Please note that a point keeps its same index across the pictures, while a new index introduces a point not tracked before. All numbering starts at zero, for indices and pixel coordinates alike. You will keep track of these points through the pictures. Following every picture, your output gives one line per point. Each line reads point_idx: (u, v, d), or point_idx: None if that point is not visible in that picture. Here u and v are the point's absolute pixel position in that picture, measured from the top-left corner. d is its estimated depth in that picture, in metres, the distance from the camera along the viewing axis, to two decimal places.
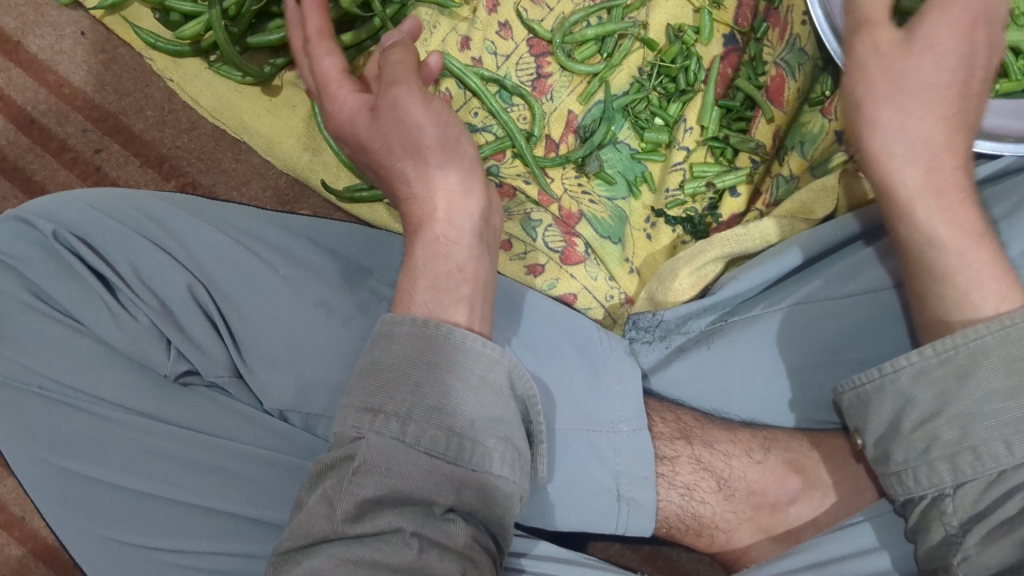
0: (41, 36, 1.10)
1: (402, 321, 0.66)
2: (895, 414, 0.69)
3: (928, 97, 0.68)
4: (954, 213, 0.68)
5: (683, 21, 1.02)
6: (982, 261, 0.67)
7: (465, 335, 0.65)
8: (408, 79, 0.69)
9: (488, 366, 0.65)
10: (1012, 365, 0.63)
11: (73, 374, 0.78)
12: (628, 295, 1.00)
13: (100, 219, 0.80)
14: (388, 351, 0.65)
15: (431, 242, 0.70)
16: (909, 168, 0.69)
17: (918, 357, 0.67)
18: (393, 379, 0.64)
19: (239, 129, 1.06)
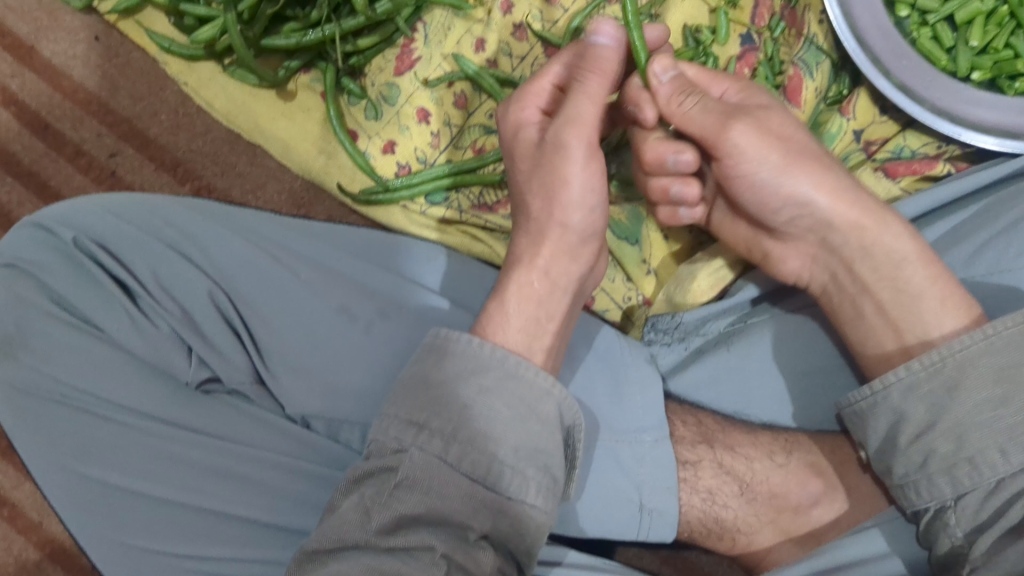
0: (56, 41, 1.10)
1: (459, 339, 0.68)
2: (891, 428, 0.70)
3: (808, 146, 0.77)
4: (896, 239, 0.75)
5: (699, 23, 1.00)
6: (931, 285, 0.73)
7: (515, 361, 0.67)
8: (582, 130, 0.72)
9: (537, 398, 0.67)
10: (1000, 373, 0.65)
11: (91, 380, 0.78)
12: (647, 297, 1.00)
13: (118, 225, 0.80)
14: (439, 368, 0.67)
15: (527, 286, 0.74)
16: (841, 208, 0.76)
17: (906, 372, 0.68)
18: (437, 396, 0.66)
19: (253, 131, 1.06)
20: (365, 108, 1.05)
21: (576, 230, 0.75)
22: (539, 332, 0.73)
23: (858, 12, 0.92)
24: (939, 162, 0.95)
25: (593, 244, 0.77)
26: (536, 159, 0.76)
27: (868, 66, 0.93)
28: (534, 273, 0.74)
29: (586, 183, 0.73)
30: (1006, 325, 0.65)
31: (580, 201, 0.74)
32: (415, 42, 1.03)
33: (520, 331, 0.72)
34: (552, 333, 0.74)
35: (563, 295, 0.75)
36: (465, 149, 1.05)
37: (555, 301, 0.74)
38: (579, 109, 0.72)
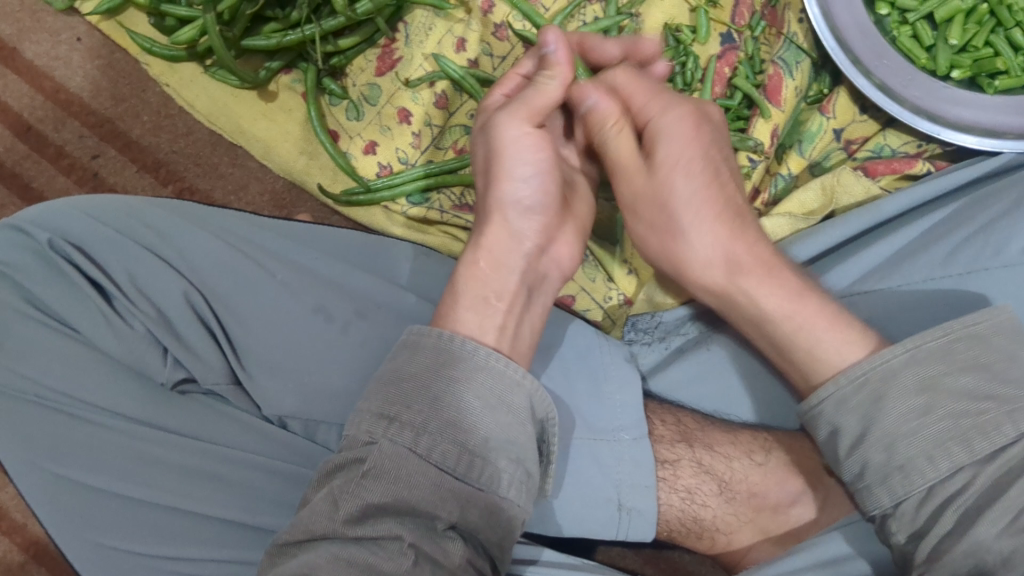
0: (37, 42, 1.10)
1: (431, 334, 0.69)
2: (829, 441, 0.69)
3: (705, 204, 0.74)
4: (780, 287, 0.73)
5: (679, 21, 1.00)
6: (824, 329, 0.71)
7: (487, 353, 0.68)
8: (526, 110, 0.75)
9: (509, 388, 0.68)
10: (922, 383, 0.65)
11: (66, 382, 0.77)
12: (628, 296, 0.99)
13: (95, 225, 0.80)
14: (412, 361, 0.68)
15: (473, 267, 0.74)
16: (724, 267, 0.74)
17: (836, 387, 0.68)
18: (411, 389, 0.66)
19: (236, 133, 1.06)
20: (347, 109, 1.04)
21: (513, 205, 0.76)
22: (484, 308, 0.72)
23: (838, 12, 0.93)
24: (919, 161, 0.94)
25: (541, 221, 0.76)
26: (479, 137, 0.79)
27: (849, 66, 0.93)
28: (478, 254, 0.74)
29: (524, 158, 0.76)
30: (929, 337, 0.66)
31: (507, 172, 0.76)
32: (396, 42, 1.03)
33: (469, 309, 0.71)
34: (505, 311, 0.72)
35: (509, 273, 0.74)
36: (446, 149, 1.04)
37: (501, 277, 0.74)
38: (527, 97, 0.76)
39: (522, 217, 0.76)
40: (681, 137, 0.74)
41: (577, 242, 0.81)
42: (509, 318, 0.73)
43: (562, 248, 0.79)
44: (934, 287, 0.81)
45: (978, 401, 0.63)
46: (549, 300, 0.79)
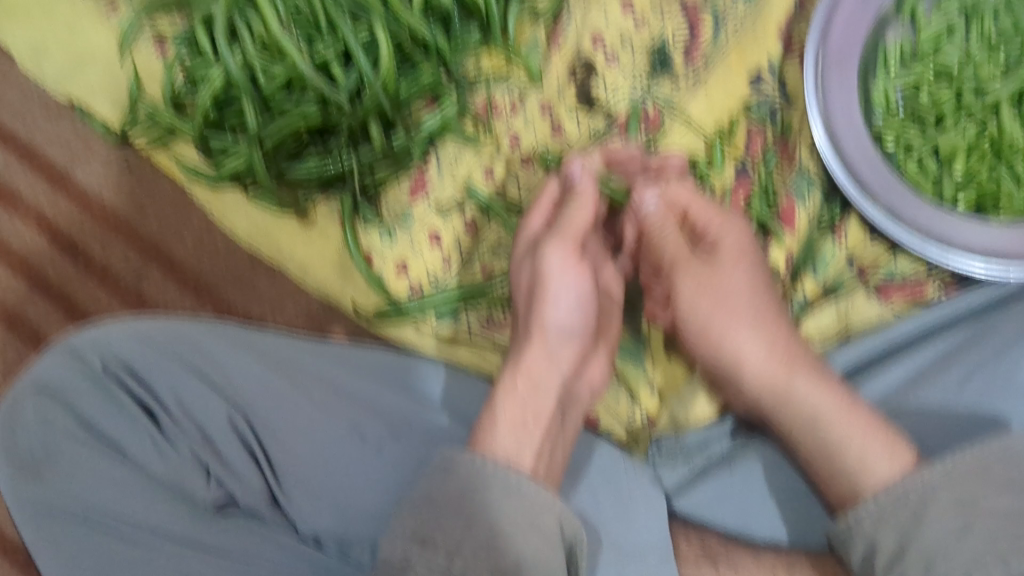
0: (88, 168, 1.16)
1: (462, 458, 0.73)
2: (866, 556, 0.74)
3: (749, 308, 0.89)
4: (822, 392, 0.84)
5: (696, 153, 1.06)
6: (865, 438, 0.80)
7: (515, 477, 0.72)
8: (567, 240, 0.85)
9: (539, 511, 0.72)
10: (958, 502, 0.71)
11: (113, 501, 0.79)
12: (651, 416, 1.01)
13: (146, 351, 0.85)
14: (447, 484, 0.72)
15: (513, 390, 0.81)
16: (769, 370, 0.86)
17: (874, 505, 0.74)
18: (445, 514, 0.71)
19: (275, 255, 1.11)
20: (379, 232, 1.09)
21: (554, 331, 0.84)
22: (524, 431, 0.78)
23: (847, 148, 0.98)
24: (929, 281, 1.01)
25: (574, 349, 0.85)
26: (522, 265, 0.88)
27: (860, 197, 0.98)
28: (517, 377, 0.81)
29: (566, 285, 0.84)
30: (963, 457, 0.72)
31: (551, 299, 0.84)
32: (428, 171, 1.09)
33: (508, 435, 0.77)
34: (540, 438, 0.79)
35: (544, 397, 0.81)
36: (475, 270, 1.08)
37: (540, 396, 0.81)
38: (569, 227, 0.86)
39: (559, 343, 0.84)
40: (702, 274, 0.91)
41: (604, 367, 0.90)
42: (543, 447, 0.79)
43: (591, 372, 0.89)
44: (951, 410, 0.83)
45: (1015, 521, 0.70)
46: (577, 422, 0.87)
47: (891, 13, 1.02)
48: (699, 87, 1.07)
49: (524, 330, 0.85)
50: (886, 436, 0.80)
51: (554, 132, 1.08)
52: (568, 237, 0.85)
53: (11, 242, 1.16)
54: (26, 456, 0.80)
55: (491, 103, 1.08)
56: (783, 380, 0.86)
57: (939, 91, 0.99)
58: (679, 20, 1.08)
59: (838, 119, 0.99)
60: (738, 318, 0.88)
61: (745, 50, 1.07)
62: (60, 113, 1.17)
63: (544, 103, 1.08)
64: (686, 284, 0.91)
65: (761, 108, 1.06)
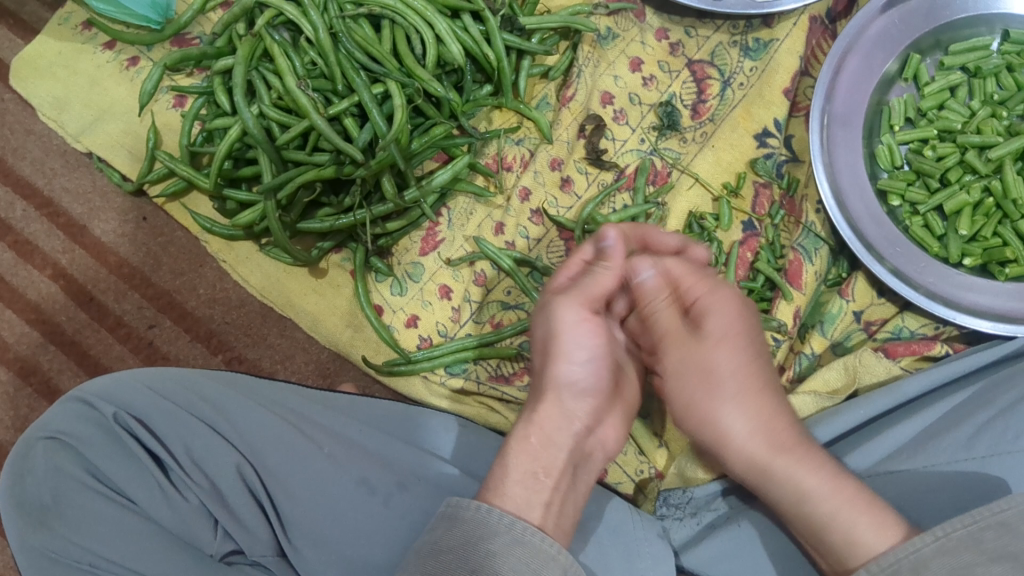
0: (105, 221, 1.18)
1: (467, 506, 0.72)
2: None
3: (741, 382, 0.76)
4: (807, 465, 0.77)
5: (704, 210, 1.07)
6: (855, 515, 0.74)
7: (521, 528, 0.70)
8: (582, 296, 0.76)
9: (541, 563, 0.69)
10: (953, 573, 0.62)
11: (122, 551, 0.79)
12: (659, 470, 1.02)
13: (156, 399, 0.85)
14: (449, 534, 0.71)
15: (525, 442, 0.76)
16: (753, 441, 0.77)
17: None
18: (447, 562, 0.69)
19: (286, 307, 1.12)
20: (391, 284, 1.10)
21: (568, 388, 0.78)
22: (537, 484, 0.75)
23: (852, 204, 1.00)
24: (937, 343, 0.99)
25: (591, 404, 0.79)
26: (538, 318, 0.80)
27: (864, 252, 0.98)
28: (530, 429, 0.77)
29: (579, 341, 0.77)
30: (956, 526, 0.64)
31: (564, 353, 0.77)
32: (440, 225, 1.11)
33: (518, 483, 0.74)
34: (552, 487, 0.75)
35: (558, 452, 0.77)
36: (484, 323, 1.09)
37: (552, 454, 0.76)
38: (584, 286, 0.77)
39: (574, 399, 0.78)
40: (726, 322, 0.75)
41: (621, 425, 0.85)
42: (555, 495, 0.75)
43: (607, 429, 0.83)
44: (958, 469, 0.81)
45: None
46: (589, 478, 0.83)
47: (895, 74, 1.05)
48: (707, 143, 1.09)
49: (539, 382, 0.79)
50: (875, 506, 0.74)
51: (563, 187, 1.09)
52: (589, 291, 0.77)
53: (25, 291, 1.17)
54: (34, 505, 0.80)
55: (501, 157, 1.11)
56: (773, 451, 0.77)
57: (944, 148, 1.01)
58: (687, 81, 1.10)
59: (843, 175, 1.01)
60: (736, 385, 0.76)
61: (751, 108, 1.09)
62: (80, 166, 1.20)
63: (553, 157, 1.10)
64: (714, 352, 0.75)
65: (767, 165, 1.07)
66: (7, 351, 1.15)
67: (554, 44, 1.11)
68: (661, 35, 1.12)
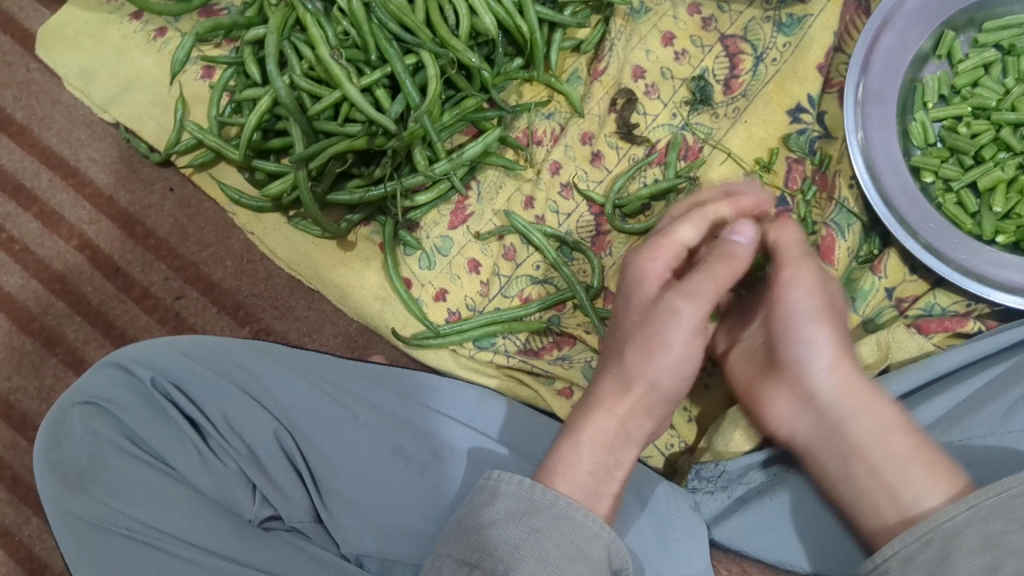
0: (132, 192, 1.18)
1: (509, 481, 0.72)
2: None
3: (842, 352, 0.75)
4: (874, 410, 0.74)
5: (736, 185, 1.07)
6: (918, 464, 0.71)
7: (567, 504, 0.70)
8: (698, 295, 0.70)
9: (589, 539, 0.70)
10: (986, 541, 0.61)
11: (157, 516, 0.80)
12: (689, 444, 1.03)
13: (190, 365, 0.85)
14: (489, 508, 0.71)
15: (599, 433, 0.76)
16: (837, 390, 0.75)
17: (900, 545, 0.65)
18: (486, 540, 0.68)
19: (315, 279, 1.12)
20: (419, 258, 1.10)
21: (647, 383, 0.75)
22: (607, 477, 0.75)
23: (885, 178, 1.00)
24: (970, 320, 1.00)
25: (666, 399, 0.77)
26: (640, 284, 0.75)
27: (897, 227, 0.99)
28: (604, 420, 0.76)
29: (684, 349, 0.72)
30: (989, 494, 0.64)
31: (664, 339, 0.72)
32: (469, 199, 1.11)
33: (589, 475, 0.74)
34: (620, 479, 0.76)
35: (631, 446, 0.77)
36: (512, 296, 1.09)
37: (614, 451, 0.76)
38: (701, 282, 0.70)
39: (659, 401, 0.76)
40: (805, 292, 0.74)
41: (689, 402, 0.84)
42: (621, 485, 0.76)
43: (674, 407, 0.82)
44: (996, 440, 0.82)
45: None
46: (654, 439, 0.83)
47: (929, 52, 1.05)
48: (739, 119, 1.08)
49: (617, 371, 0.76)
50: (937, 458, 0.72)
51: (594, 161, 1.09)
52: (697, 286, 0.71)
53: (51, 261, 1.17)
54: (73, 469, 0.82)
55: (531, 131, 1.10)
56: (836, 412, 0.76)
57: (978, 126, 1.01)
58: (720, 55, 1.10)
59: (877, 151, 1.00)
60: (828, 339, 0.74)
61: (784, 84, 1.08)
62: (106, 136, 1.19)
63: (584, 131, 1.10)
64: (796, 293, 0.74)
65: (801, 141, 1.06)
66: (33, 322, 1.15)
67: (586, 16, 1.10)
68: (693, 9, 1.11)
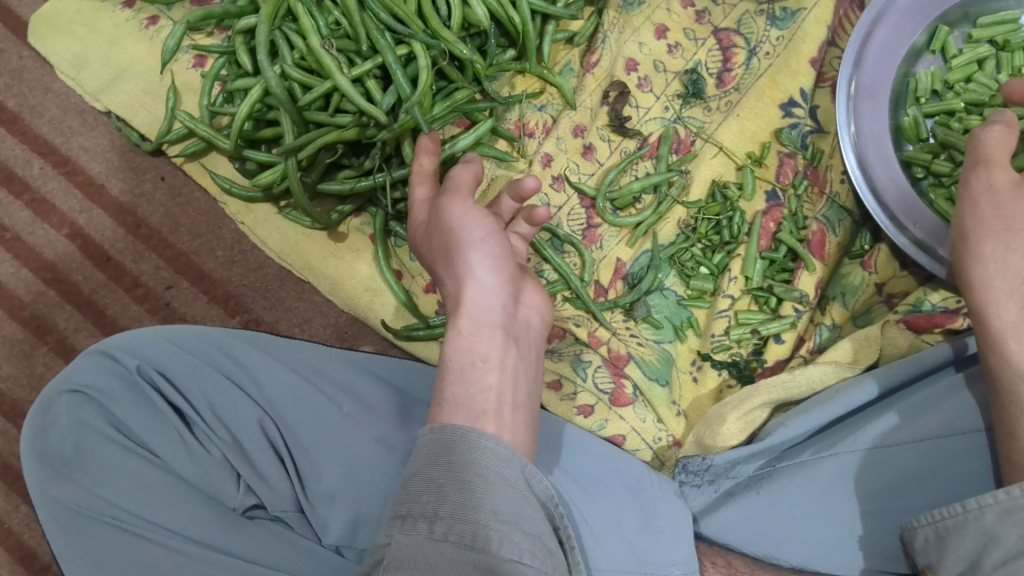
0: (123, 180, 1.18)
1: (426, 431, 0.67)
2: (975, 553, 0.69)
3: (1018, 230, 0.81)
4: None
5: (727, 178, 1.07)
6: None
7: (481, 433, 0.65)
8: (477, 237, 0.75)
9: (504, 463, 0.65)
10: None
11: (142, 504, 0.80)
12: (677, 438, 1.01)
13: (176, 352, 0.85)
14: (420, 460, 0.65)
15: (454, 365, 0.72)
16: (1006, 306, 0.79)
17: (1001, 497, 0.68)
18: (418, 489, 0.63)
19: (305, 270, 1.12)
20: (410, 250, 1.11)
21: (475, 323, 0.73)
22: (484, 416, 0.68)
23: (877, 173, 0.99)
24: None
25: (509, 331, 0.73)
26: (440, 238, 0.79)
27: (888, 224, 0.99)
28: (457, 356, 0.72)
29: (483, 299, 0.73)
30: None
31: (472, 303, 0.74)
32: None
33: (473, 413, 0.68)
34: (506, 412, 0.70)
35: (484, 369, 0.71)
36: None
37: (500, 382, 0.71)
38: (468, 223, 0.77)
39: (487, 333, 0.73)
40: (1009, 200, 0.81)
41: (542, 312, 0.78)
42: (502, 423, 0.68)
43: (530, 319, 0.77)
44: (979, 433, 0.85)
45: None
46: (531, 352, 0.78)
47: (922, 47, 1.04)
48: (731, 112, 1.08)
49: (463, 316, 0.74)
50: None
51: (585, 154, 1.08)
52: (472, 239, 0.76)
53: (42, 250, 1.17)
54: (58, 456, 0.81)
55: (523, 122, 1.09)
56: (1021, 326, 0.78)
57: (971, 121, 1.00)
58: (713, 49, 1.10)
59: (868, 148, 1.00)
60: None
61: (776, 78, 1.08)
62: (98, 125, 1.19)
63: (576, 124, 1.08)
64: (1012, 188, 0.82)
65: (792, 136, 1.07)
66: (24, 310, 1.15)
67: (579, 9, 1.10)
68: (686, 2, 1.11)
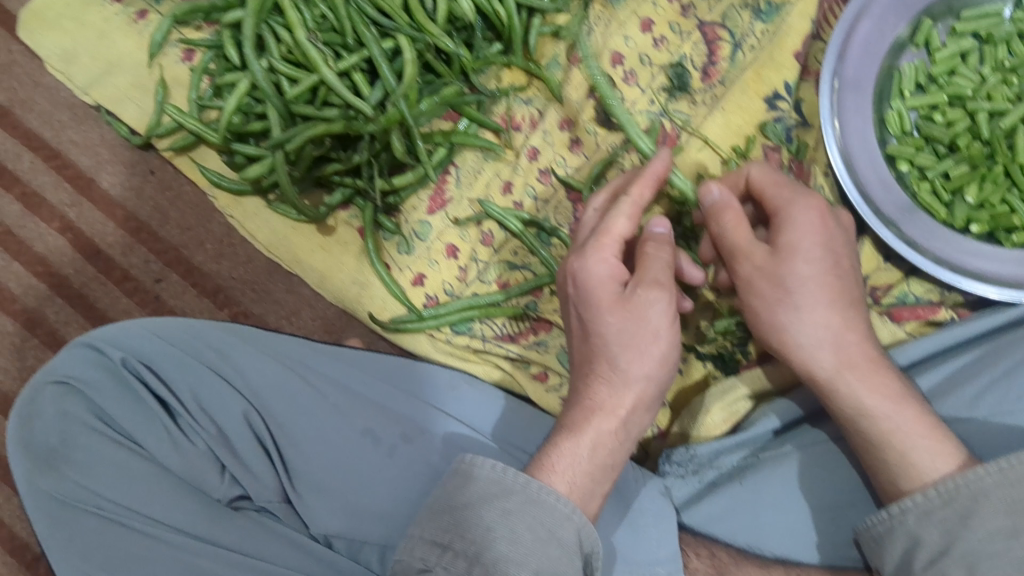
0: (113, 174, 1.19)
1: (482, 465, 0.71)
2: (906, 552, 0.69)
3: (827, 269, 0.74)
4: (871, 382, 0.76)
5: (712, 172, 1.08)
6: (910, 424, 0.74)
7: (538, 487, 0.69)
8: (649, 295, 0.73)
9: (558, 522, 0.68)
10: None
11: (126, 494, 0.81)
12: (661, 428, 1.04)
13: (161, 345, 0.86)
14: (461, 490, 0.71)
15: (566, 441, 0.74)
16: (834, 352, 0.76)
17: (922, 499, 0.69)
18: (459, 521, 0.69)
19: (293, 263, 1.13)
20: (398, 243, 1.10)
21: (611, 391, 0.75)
22: (597, 479, 0.74)
23: (861, 166, 1.00)
24: (942, 308, 1.01)
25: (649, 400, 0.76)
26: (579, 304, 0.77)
27: (872, 217, 0.99)
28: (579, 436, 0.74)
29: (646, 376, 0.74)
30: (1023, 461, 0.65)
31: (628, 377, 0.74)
32: (447, 183, 1.11)
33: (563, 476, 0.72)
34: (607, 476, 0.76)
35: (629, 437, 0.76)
36: (490, 282, 1.09)
37: (617, 444, 0.76)
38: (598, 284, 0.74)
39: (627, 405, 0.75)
40: (808, 218, 0.74)
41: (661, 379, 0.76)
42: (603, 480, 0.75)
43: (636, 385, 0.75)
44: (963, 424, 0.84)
45: None
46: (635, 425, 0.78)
47: (907, 40, 1.04)
48: (716, 106, 1.08)
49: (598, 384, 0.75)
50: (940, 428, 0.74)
51: (573, 147, 1.09)
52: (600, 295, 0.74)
53: (32, 243, 1.17)
54: (43, 447, 0.82)
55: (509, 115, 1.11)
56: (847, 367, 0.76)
57: (953, 114, 1.01)
58: (700, 43, 1.10)
59: (852, 140, 1.00)
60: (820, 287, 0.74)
61: (762, 71, 1.09)
62: (88, 119, 1.20)
63: (563, 118, 1.10)
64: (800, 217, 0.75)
65: (778, 129, 1.07)
66: (15, 303, 1.16)
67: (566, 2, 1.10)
68: None
